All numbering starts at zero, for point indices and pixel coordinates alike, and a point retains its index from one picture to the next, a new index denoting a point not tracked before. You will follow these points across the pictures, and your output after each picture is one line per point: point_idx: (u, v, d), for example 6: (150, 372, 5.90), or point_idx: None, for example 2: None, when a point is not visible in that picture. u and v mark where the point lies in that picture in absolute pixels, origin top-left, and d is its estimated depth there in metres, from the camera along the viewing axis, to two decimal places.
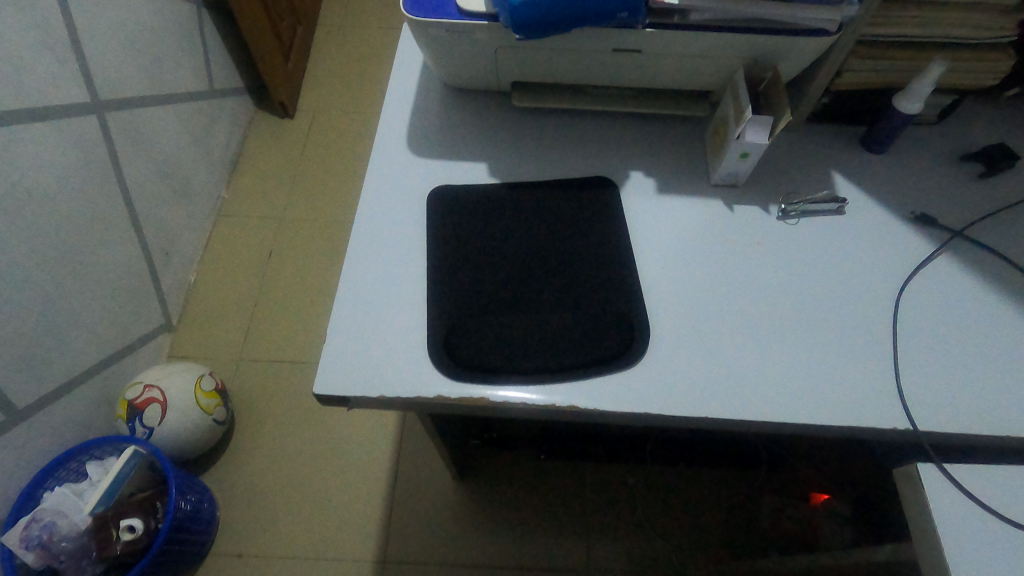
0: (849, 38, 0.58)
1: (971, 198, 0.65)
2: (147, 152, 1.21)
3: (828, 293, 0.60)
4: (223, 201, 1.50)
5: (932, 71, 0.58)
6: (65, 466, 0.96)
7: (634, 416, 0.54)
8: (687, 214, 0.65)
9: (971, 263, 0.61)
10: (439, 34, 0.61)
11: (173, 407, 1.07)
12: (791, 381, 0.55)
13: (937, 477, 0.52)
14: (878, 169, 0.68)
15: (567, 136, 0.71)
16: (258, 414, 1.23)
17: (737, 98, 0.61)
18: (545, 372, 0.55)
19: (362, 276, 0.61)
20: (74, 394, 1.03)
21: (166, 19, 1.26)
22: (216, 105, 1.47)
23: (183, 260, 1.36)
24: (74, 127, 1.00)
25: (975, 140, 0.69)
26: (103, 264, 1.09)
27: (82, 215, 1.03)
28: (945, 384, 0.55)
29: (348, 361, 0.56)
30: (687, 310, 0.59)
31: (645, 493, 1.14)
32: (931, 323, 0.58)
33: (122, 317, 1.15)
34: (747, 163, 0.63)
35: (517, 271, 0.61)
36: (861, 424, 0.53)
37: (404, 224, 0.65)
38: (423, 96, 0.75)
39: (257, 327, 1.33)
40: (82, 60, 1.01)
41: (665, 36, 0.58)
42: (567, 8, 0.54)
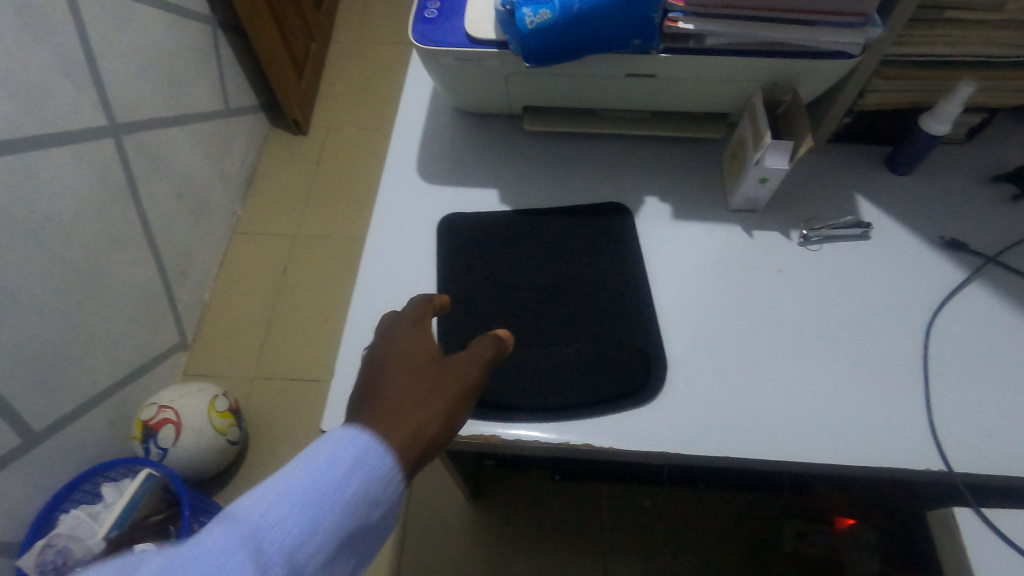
0: (872, 60, 0.56)
1: (1005, 221, 0.63)
2: (162, 172, 1.22)
3: (857, 323, 0.58)
4: (238, 218, 1.52)
5: (960, 93, 0.56)
6: (81, 487, 0.98)
7: (653, 455, 0.52)
8: (703, 242, 0.63)
9: (1004, 291, 0.59)
10: (448, 61, 0.60)
11: (187, 428, 1.07)
12: (817, 417, 0.53)
13: (975, 522, 0.49)
14: (903, 191, 0.65)
15: (578, 160, 0.70)
16: (272, 433, 1.23)
17: (755, 122, 0.59)
18: (559, 407, 0.54)
19: (373, 308, 0.61)
20: (90, 415, 1.03)
21: (182, 40, 1.28)
22: (230, 124, 1.48)
23: (198, 278, 1.37)
24: (91, 150, 1.01)
25: (1008, 158, 0.66)
26: (120, 284, 1.10)
27: (100, 237, 1.04)
28: (979, 419, 0.52)
29: None
30: (706, 342, 0.57)
31: (664, 513, 1.12)
32: (964, 356, 0.55)
33: (138, 338, 1.16)
34: (767, 188, 0.61)
35: (528, 303, 0.60)
36: (894, 464, 0.51)
37: (416, 254, 0.64)
38: (434, 120, 0.74)
39: (273, 345, 1.34)
40: (99, 84, 1.03)
41: (680, 60, 0.56)
42: (578, 35, 0.53)
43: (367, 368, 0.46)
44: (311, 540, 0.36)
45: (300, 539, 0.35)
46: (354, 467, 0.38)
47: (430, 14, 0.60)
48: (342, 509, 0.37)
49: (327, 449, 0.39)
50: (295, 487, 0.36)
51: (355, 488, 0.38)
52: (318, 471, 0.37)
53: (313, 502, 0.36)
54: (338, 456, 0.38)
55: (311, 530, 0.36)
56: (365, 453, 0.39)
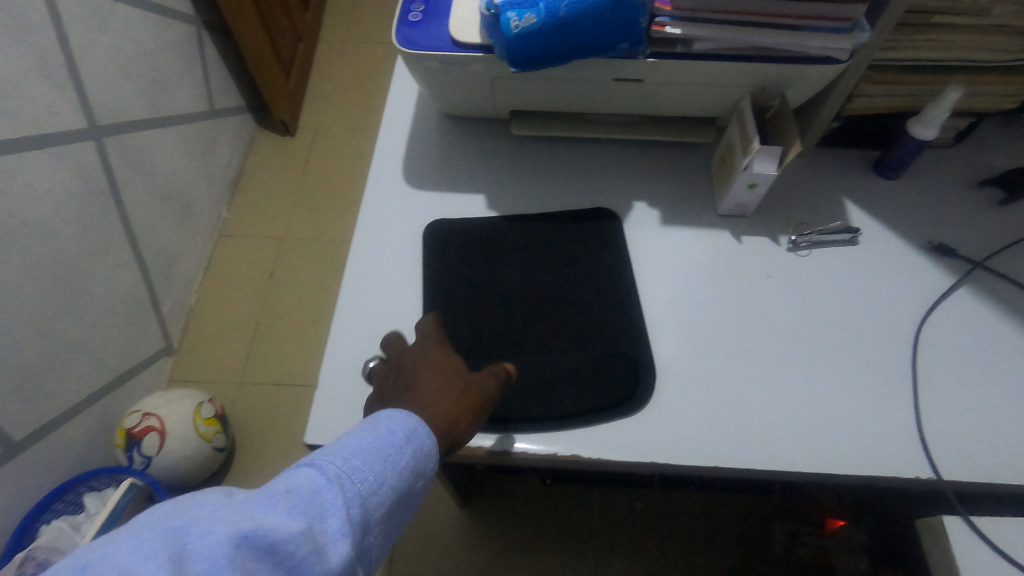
0: (860, 64, 0.55)
1: (992, 225, 0.63)
2: (145, 174, 1.20)
3: (846, 329, 0.57)
4: (224, 220, 1.50)
5: (948, 98, 0.55)
6: (62, 498, 0.95)
7: (641, 465, 0.52)
8: (693, 248, 0.63)
9: (992, 296, 0.58)
10: (432, 65, 0.59)
11: (172, 436, 1.05)
12: (807, 426, 0.52)
13: (963, 530, 0.49)
14: (891, 196, 0.65)
15: (566, 164, 0.69)
16: (259, 440, 1.22)
17: (744, 127, 0.58)
18: (546, 417, 0.53)
19: (358, 316, 0.60)
20: (72, 423, 1.01)
21: (165, 40, 1.26)
22: (215, 126, 1.46)
23: (183, 282, 1.35)
24: (71, 153, 0.99)
25: (994, 163, 0.66)
26: (102, 289, 1.08)
27: (81, 241, 1.02)
28: (967, 427, 0.52)
29: (345, 405, 0.55)
30: (695, 350, 0.56)
31: (655, 516, 1.11)
32: (953, 361, 0.55)
33: (121, 344, 1.14)
34: (756, 194, 0.60)
35: (515, 311, 0.59)
36: (884, 472, 0.50)
37: (401, 261, 0.63)
38: (420, 124, 0.73)
39: (260, 349, 1.33)
40: (79, 86, 1.00)
41: (668, 65, 0.56)
42: (564, 39, 0.52)
43: (393, 373, 0.50)
44: (379, 491, 0.40)
45: (371, 488, 0.40)
46: (408, 437, 0.43)
47: (414, 17, 0.59)
48: (402, 468, 0.41)
49: (383, 422, 0.43)
50: (364, 446, 0.41)
51: (411, 454, 0.42)
52: (381, 436, 0.42)
53: (379, 459, 0.40)
54: (395, 426, 0.43)
55: (380, 480, 0.40)
56: (417, 428, 0.43)
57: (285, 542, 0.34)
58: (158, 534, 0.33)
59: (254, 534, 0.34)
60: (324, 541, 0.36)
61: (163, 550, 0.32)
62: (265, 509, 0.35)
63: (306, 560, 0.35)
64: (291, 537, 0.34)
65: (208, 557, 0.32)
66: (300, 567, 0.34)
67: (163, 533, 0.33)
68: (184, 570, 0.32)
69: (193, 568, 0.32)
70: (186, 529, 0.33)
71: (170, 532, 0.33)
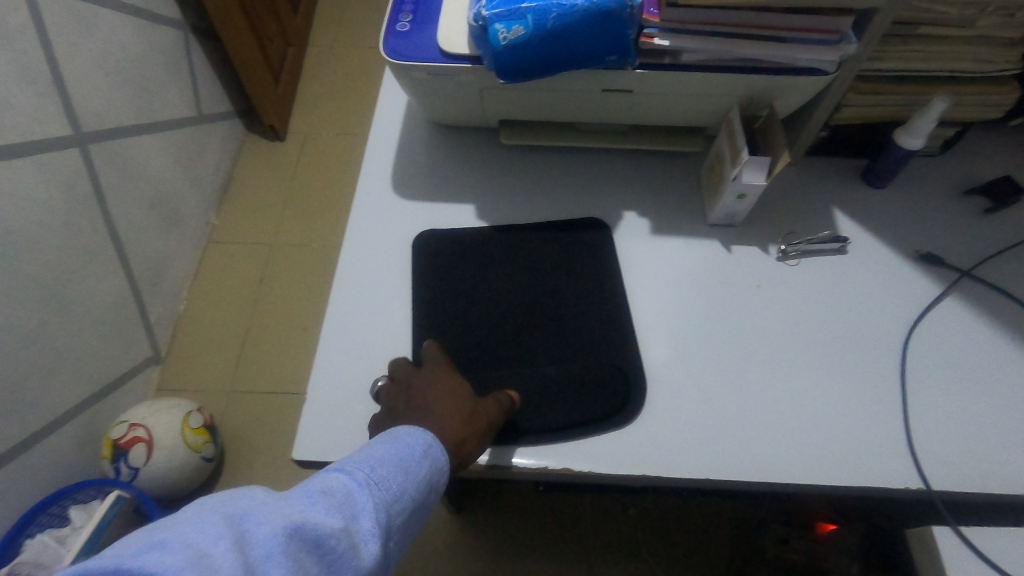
0: (847, 75, 0.55)
1: (979, 234, 0.63)
2: (132, 181, 1.18)
3: (835, 339, 0.57)
4: (212, 227, 1.48)
5: (933, 109, 0.56)
6: (47, 511, 0.94)
7: (632, 478, 0.51)
8: (683, 257, 0.63)
9: (979, 305, 0.59)
10: (421, 75, 0.59)
11: (160, 446, 1.04)
12: (798, 437, 0.52)
13: (952, 541, 0.49)
14: (879, 205, 0.65)
15: (556, 173, 0.69)
16: (248, 449, 1.20)
17: (732, 137, 0.58)
18: (536, 431, 0.53)
19: (347, 328, 0.60)
20: (57, 435, 1.00)
21: (152, 45, 1.24)
22: (204, 131, 1.45)
23: (171, 290, 1.34)
24: (55, 160, 0.98)
25: (980, 171, 0.67)
26: (88, 298, 1.06)
27: (65, 250, 1.00)
28: (956, 436, 0.52)
29: (334, 419, 0.55)
30: (686, 361, 0.56)
31: (648, 522, 1.11)
32: (941, 371, 0.55)
33: (108, 353, 1.12)
34: (745, 204, 0.61)
35: (506, 323, 0.59)
36: (873, 483, 0.50)
37: (390, 272, 0.63)
38: (409, 133, 0.73)
39: (249, 356, 1.31)
40: (63, 93, 0.99)
41: (656, 76, 0.56)
42: (552, 51, 0.52)
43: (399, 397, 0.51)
44: (401, 500, 0.42)
45: (394, 496, 0.41)
46: (424, 452, 0.45)
47: (402, 28, 0.59)
48: (419, 480, 0.43)
49: (401, 436, 0.45)
50: (388, 456, 0.43)
51: (428, 467, 0.44)
52: (400, 449, 0.44)
53: (402, 469, 0.42)
54: (412, 440, 0.45)
55: (403, 489, 0.42)
56: (431, 444, 0.46)
57: (329, 537, 0.35)
58: (218, 519, 0.33)
59: (303, 526, 0.35)
60: (358, 541, 0.37)
61: (228, 532, 0.32)
62: (311, 505, 0.36)
63: (345, 556, 0.36)
64: (333, 533, 0.36)
65: (266, 544, 0.33)
66: (340, 563, 0.35)
67: (223, 518, 0.33)
68: (245, 555, 0.32)
69: (252, 554, 0.32)
70: (244, 517, 0.34)
71: (230, 518, 0.33)
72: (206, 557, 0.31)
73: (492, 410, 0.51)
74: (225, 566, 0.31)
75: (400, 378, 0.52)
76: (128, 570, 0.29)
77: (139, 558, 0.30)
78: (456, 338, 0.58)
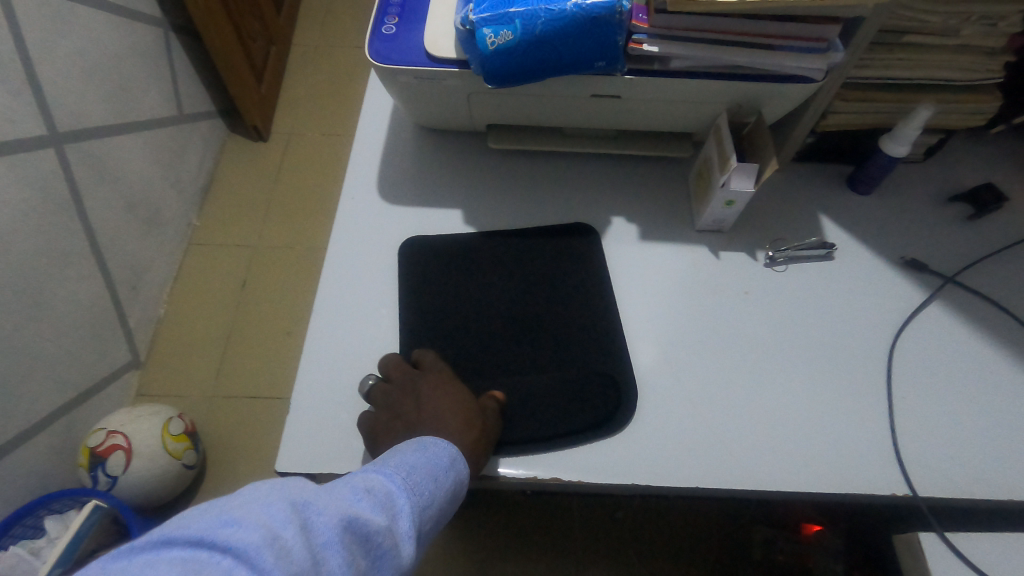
0: (834, 83, 0.55)
1: (962, 241, 0.64)
2: (110, 183, 1.15)
3: (822, 345, 0.58)
4: (194, 228, 1.46)
5: (918, 116, 0.56)
6: (21, 522, 0.92)
7: (621, 487, 0.51)
8: (671, 263, 0.63)
9: (963, 311, 0.59)
10: (407, 79, 0.58)
11: (139, 454, 1.02)
12: (787, 443, 0.52)
13: (938, 546, 0.49)
14: (864, 211, 0.66)
15: (544, 178, 0.69)
16: (231, 455, 1.18)
17: (721, 143, 0.58)
18: (526, 439, 0.52)
19: (332, 336, 0.58)
20: (33, 443, 0.97)
21: (130, 43, 1.21)
22: (185, 131, 1.42)
23: (151, 293, 1.31)
24: (28, 161, 0.95)
25: (962, 179, 0.68)
26: (63, 302, 1.03)
27: (40, 253, 0.98)
28: (941, 442, 0.53)
29: (319, 430, 0.54)
30: (677, 369, 0.56)
31: (636, 524, 1.11)
32: (926, 377, 0.56)
33: (85, 359, 1.10)
34: (733, 210, 0.61)
35: (497, 330, 0.58)
36: (862, 489, 0.50)
37: (376, 278, 0.62)
38: (395, 137, 0.72)
39: (232, 361, 1.29)
40: (38, 91, 0.96)
41: (645, 82, 0.55)
42: (541, 56, 0.51)
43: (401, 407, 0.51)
44: (432, 505, 0.41)
45: (427, 501, 0.41)
46: (451, 463, 0.45)
47: (388, 30, 0.58)
48: (448, 489, 0.43)
49: (430, 444, 0.45)
50: (422, 462, 0.43)
51: (454, 477, 0.44)
52: (430, 457, 0.44)
53: (434, 476, 0.42)
54: (440, 451, 0.45)
55: (435, 495, 0.42)
56: (458, 455, 0.45)
57: (375, 533, 0.36)
58: (284, 505, 0.33)
59: (355, 521, 0.35)
60: (399, 541, 0.37)
61: (293, 519, 0.33)
62: (360, 500, 0.37)
63: (387, 553, 0.36)
64: (378, 531, 0.36)
65: (324, 535, 0.33)
66: (381, 560, 0.36)
67: (288, 504, 0.34)
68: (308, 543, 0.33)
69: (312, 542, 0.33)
70: (305, 506, 0.34)
71: (293, 505, 0.34)
72: (277, 540, 0.31)
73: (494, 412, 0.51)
74: (294, 551, 0.31)
75: (398, 382, 0.52)
76: (210, 545, 0.30)
77: (218, 532, 0.31)
78: (443, 346, 0.57)
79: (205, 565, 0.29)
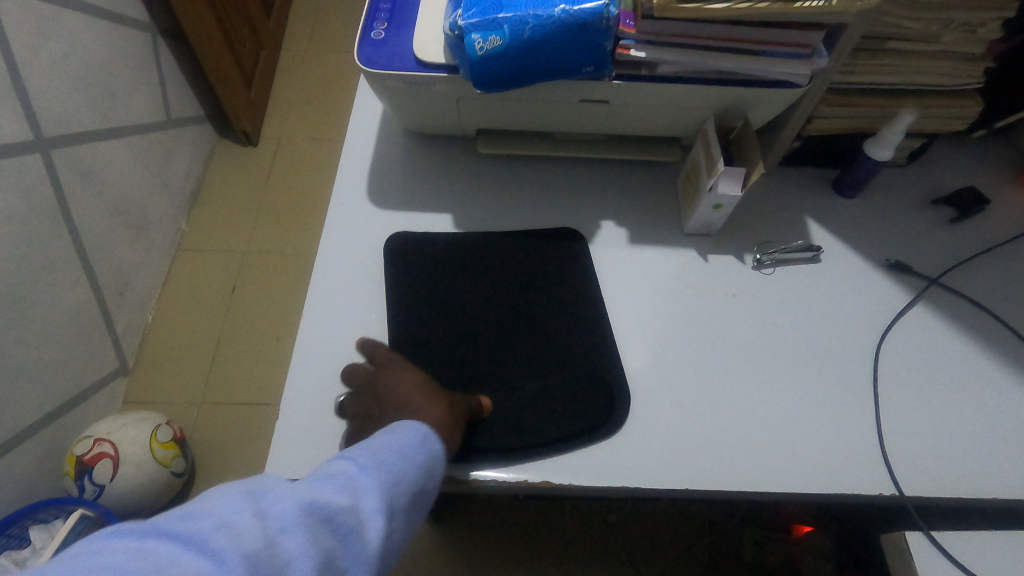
0: (818, 87, 0.56)
1: (945, 243, 0.65)
2: (97, 188, 1.14)
3: (809, 346, 0.58)
4: (182, 234, 1.44)
5: (902, 120, 0.57)
6: (5, 533, 0.90)
7: (612, 490, 0.51)
8: (659, 267, 0.63)
9: (947, 312, 0.60)
10: (395, 84, 0.58)
11: (126, 462, 1.01)
12: (775, 443, 0.53)
13: (925, 545, 0.50)
14: (850, 214, 0.67)
15: (533, 182, 0.69)
16: (221, 462, 1.17)
17: (708, 147, 0.59)
18: (514, 441, 0.52)
19: (321, 342, 0.58)
20: (17, 453, 0.96)
21: (117, 46, 1.21)
22: (173, 136, 1.41)
23: (138, 300, 1.30)
24: (13, 166, 0.93)
25: (944, 182, 0.69)
26: (49, 309, 1.02)
27: (24, 260, 0.96)
28: (927, 442, 0.53)
29: (308, 436, 0.53)
30: (666, 371, 0.56)
31: (628, 529, 1.11)
32: (912, 378, 0.56)
33: (71, 367, 1.08)
34: (721, 214, 0.61)
35: (485, 331, 0.58)
36: (850, 489, 0.51)
37: (365, 283, 0.62)
38: (384, 142, 0.72)
39: (221, 366, 1.28)
40: (23, 96, 0.95)
41: (632, 87, 0.56)
42: (529, 61, 0.52)
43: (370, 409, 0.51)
44: (405, 482, 0.42)
45: (398, 478, 0.42)
46: (422, 441, 0.45)
47: (377, 35, 0.58)
48: (420, 466, 0.43)
49: (400, 426, 0.46)
50: (390, 443, 0.44)
51: (426, 453, 0.44)
52: (397, 439, 0.44)
53: (403, 454, 0.43)
54: (411, 430, 0.45)
55: (405, 472, 0.42)
56: (428, 432, 0.46)
57: (336, 513, 0.37)
58: (239, 496, 0.36)
59: (312, 503, 0.37)
60: (364, 518, 0.38)
61: (246, 507, 0.35)
62: (319, 485, 0.38)
63: (350, 532, 0.37)
64: (337, 511, 0.37)
65: (280, 517, 0.35)
66: (345, 538, 0.37)
67: (243, 495, 0.36)
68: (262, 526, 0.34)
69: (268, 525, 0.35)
70: (261, 495, 0.36)
71: (249, 495, 0.36)
72: (227, 526, 0.34)
73: (474, 404, 0.52)
74: (243, 535, 0.33)
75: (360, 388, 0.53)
76: (167, 532, 0.33)
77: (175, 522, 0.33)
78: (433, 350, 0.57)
79: (162, 550, 0.32)
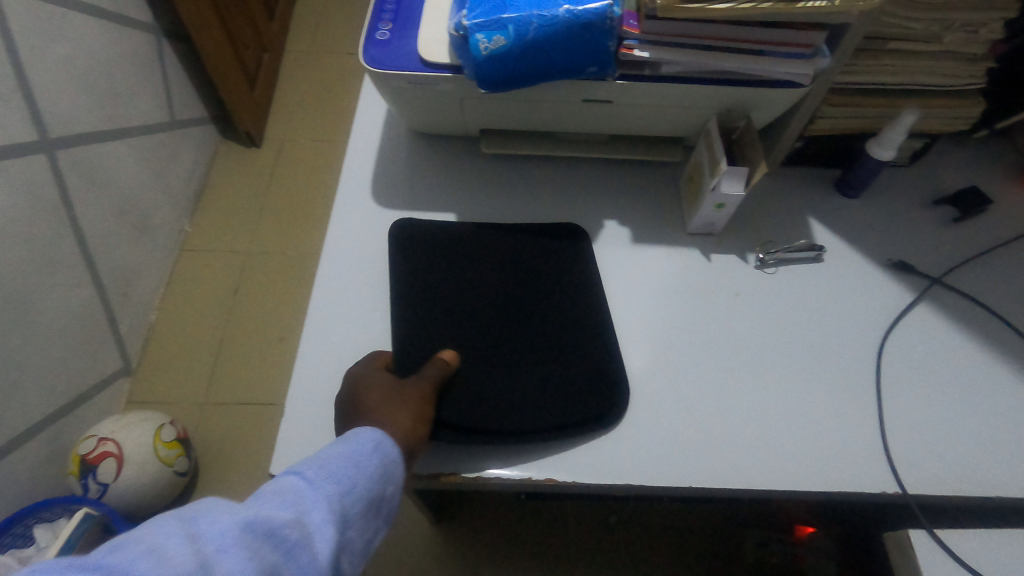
0: (821, 87, 0.57)
1: (947, 242, 0.65)
2: (101, 189, 1.15)
3: (811, 345, 0.58)
4: (186, 234, 1.45)
5: (904, 121, 0.57)
6: (9, 531, 0.90)
7: (614, 488, 0.52)
8: (662, 265, 0.63)
9: (949, 311, 0.60)
10: (400, 84, 0.59)
11: (130, 462, 1.01)
12: (777, 442, 0.53)
13: (928, 543, 0.50)
14: (852, 214, 0.67)
15: (537, 182, 0.70)
16: (224, 462, 1.18)
17: (711, 147, 0.59)
18: (519, 433, 0.52)
19: (326, 341, 0.58)
20: (21, 452, 0.96)
21: (122, 48, 1.21)
22: (177, 137, 1.42)
23: (142, 300, 1.30)
24: (18, 166, 0.94)
25: (947, 182, 0.69)
26: (53, 309, 1.02)
27: (29, 260, 0.97)
28: (930, 440, 0.54)
29: (314, 433, 0.54)
30: (667, 369, 0.57)
31: (631, 529, 1.11)
32: (914, 377, 0.57)
33: (75, 366, 1.09)
34: (724, 214, 0.61)
35: (485, 319, 0.58)
36: (852, 488, 0.51)
37: (370, 282, 0.62)
38: (388, 142, 0.72)
39: (224, 366, 1.29)
40: (28, 96, 0.96)
41: (636, 87, 0.56)
42: (533, 62, 0.52)
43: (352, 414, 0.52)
44: (356, 491, 0.43)
45: (347, 487, 0.42)
46: (374, 448, 0.45)
47: (382, 36, 0.59)
48: (372, 474, 0.44)
49: (351, 435, 0.46)
50: (339, 454, 0.44)
51: (379, 460, 0.45)
52: (347, 449, 0.45)
53: (353, 464, 0.44)
54: (363, 439, 0.46)
55: (355, 481, 0.43)
56: (383, 437, 0.46)
57: (280, 528, 0.38)
58: (172, 521, 0.36)
59: (254, 520, 0.37)
60: (311, 531, 0.39)
61: (179, 532, 0.35)
62: (262, 503, 0.39)
63: (297, 545, 0.38)
64: (282, 525, 0.38)
65: (218, 539, 0.36)
66: (293, 552, 0.38)
67: (176, 521, 0.36)
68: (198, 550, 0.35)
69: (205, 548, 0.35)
70: (195, 519, 0.37)
71: (183, 520, 0.36)
72: (158, 553, 0.34)
73: (440, 366, 0.52)
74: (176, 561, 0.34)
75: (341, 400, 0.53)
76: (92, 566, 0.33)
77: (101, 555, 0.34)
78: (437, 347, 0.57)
79: None
